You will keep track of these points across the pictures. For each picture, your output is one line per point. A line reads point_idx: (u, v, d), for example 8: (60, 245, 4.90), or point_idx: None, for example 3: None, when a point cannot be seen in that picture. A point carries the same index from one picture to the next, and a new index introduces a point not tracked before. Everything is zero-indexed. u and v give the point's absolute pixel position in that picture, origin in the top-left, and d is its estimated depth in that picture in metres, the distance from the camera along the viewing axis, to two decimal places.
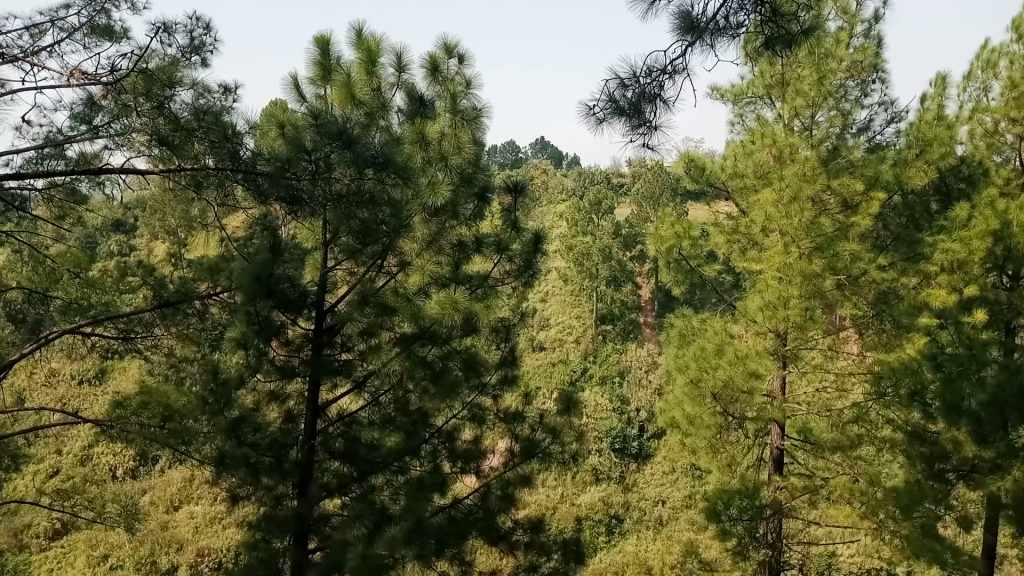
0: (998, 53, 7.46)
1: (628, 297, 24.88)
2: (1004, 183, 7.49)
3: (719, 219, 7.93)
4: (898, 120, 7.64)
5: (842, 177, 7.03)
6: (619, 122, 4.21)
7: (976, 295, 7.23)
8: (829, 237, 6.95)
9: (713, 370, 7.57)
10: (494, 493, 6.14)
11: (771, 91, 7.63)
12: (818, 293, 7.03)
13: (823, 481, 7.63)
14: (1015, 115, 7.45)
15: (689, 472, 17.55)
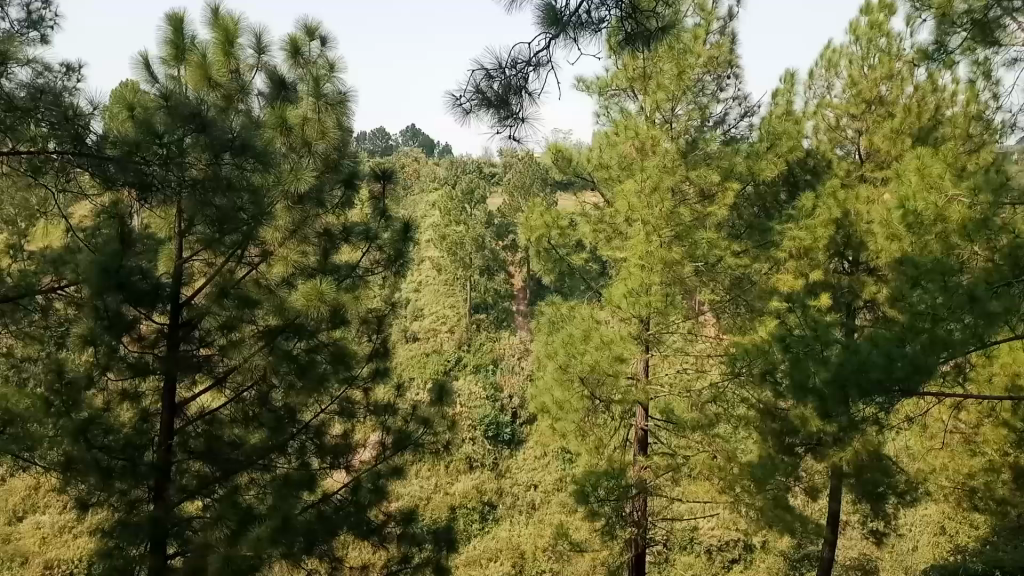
0: (838, 53, 7.93)
1: (500, 286, 24.98)
2: (844, 176, 8.00)
3: (586, 210, 7.89)
4: (752, 114, 7.96)
5: (700, 169, 7.30)
6: (486, 114, 4.15)
7: (821, 279, 7.70)
8: (687, 226, 7.20)
9: (580, 355, 7.53)
10: (364, 486, 5.93)
11: (634, 84, 7.61)
12: (678, 281, 7.28)
13: (685, 460, 7.94)
14: (854, 112, 7.93)
15: (560, 456, 17.90)
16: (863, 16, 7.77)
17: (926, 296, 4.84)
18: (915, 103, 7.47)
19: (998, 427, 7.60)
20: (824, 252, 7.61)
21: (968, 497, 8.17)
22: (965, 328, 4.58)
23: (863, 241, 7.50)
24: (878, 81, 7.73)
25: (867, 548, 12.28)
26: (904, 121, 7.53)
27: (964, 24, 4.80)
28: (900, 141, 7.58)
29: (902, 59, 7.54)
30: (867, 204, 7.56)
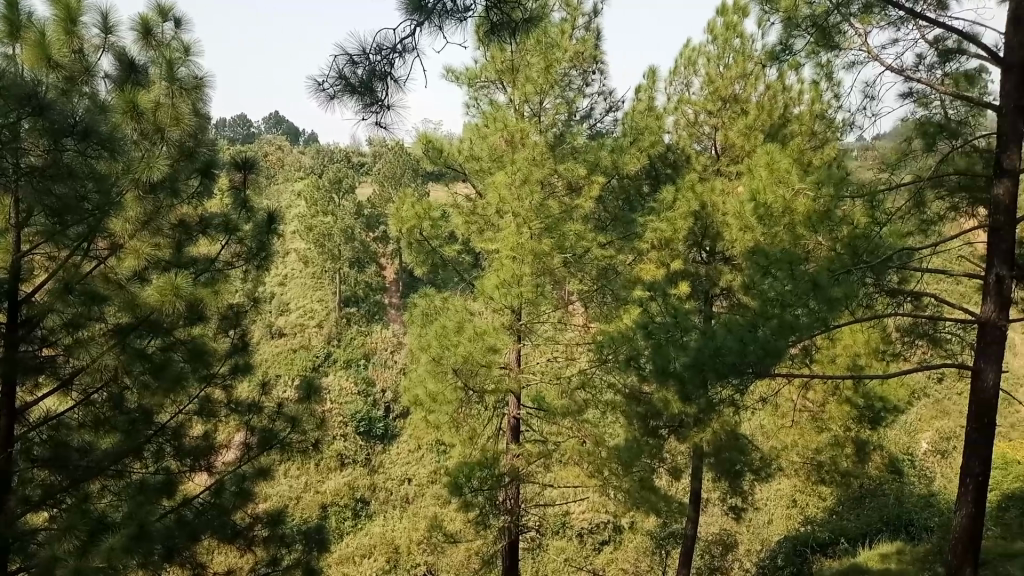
0: (696, 52, 8.25)
1: (371, 279, 24.55)
2: (702, 170, 8.29)
3: (458, 201, 7.89)
4: (616, 109, 8.16)
5: (567, 162, 7.39)
6: (350, 100, 4.00)
7: (681, 270, 8.01)
8: (555, 219, 7.29)
9: (454, 346, 7.39)
10: (228, 489, 5.70)
11: (502, 77, 7.59)
12: (547, 271, 7.41)
13: (555, 446, 8.10)
14: (712, 109, 8.21)
15: (433, 449, 17.85)
16: (719, 17, 8.09)
17: (778, 283, 5.06)
18: (767, 101, 7.89)
19: (842, 404, 8.27)
20: (683, 242, 7.91)
21: (815, 471, 8.88)
22: (809, 313, 4.84)
23: (720, 232, 7.86)
24: (733, 80, 8.09)
25: (727, 523, 12.92)
26: (757, 118, 7.92)
27: (807, 28, 5.05)
28: (753, 137, 7.98)
29: (754, 59, 7.93)
30: (722, 194, 7.80)
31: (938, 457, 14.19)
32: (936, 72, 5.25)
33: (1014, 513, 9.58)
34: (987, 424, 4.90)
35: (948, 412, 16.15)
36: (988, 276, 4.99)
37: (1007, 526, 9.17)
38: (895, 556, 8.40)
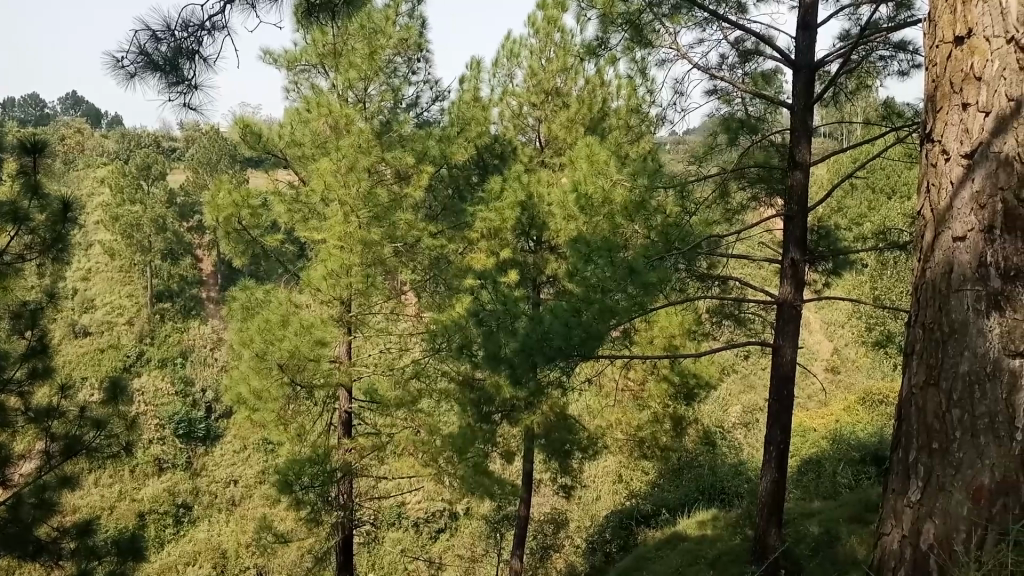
0: (518, 44, 8.40)
1: (187, 271, 23.14)
2: (527, 162, 8.48)
3: (279, 189, 7.59)
4: (442, 98, 8.14)
5: (394, 151, 7.35)
6: (153, 78, 3.74)
7: (510, 258, 8.15)
8: (384, 207, 7.18)
9: (278, 341, 7.09)
10: (26, 502, 5.20)
11: (324, 61, 7.32)
12: (377, 261, 7.29)
13: (389, 438, 8.00)
14: (535, 101, 8.36)
15: (261, 448, 17.18)
16: (539, 11, 8.25)
17: (597, 270, 5.18)
18: (587, 95, 8.18)
19: (660, 382, 8.80)
20: (512, 232, 8.08)
21: (638, 447, 9.26)
22: (628, 297, 5.02)
23: (545, 221, 8.05)
24: (554, 73, 8.27)
25: (558, 503, 13.34)
26: (577, 112, 8.20)
27: (622, 25, 5.23)
28: (574, 130, 8.26)
29: (574, 54, 8.17)
30: (546, 185, 8.09)
31: (744, 428, 15.37)
32: (737, 71, 5.64)
33: (811, 476, 10.57)
34: (788, 394, 5.36)
35: (752, 386, 17.84)
36: (785, 260, 5.43)
37: (805, 487, 10.10)
38: (711, 522, 9.04)
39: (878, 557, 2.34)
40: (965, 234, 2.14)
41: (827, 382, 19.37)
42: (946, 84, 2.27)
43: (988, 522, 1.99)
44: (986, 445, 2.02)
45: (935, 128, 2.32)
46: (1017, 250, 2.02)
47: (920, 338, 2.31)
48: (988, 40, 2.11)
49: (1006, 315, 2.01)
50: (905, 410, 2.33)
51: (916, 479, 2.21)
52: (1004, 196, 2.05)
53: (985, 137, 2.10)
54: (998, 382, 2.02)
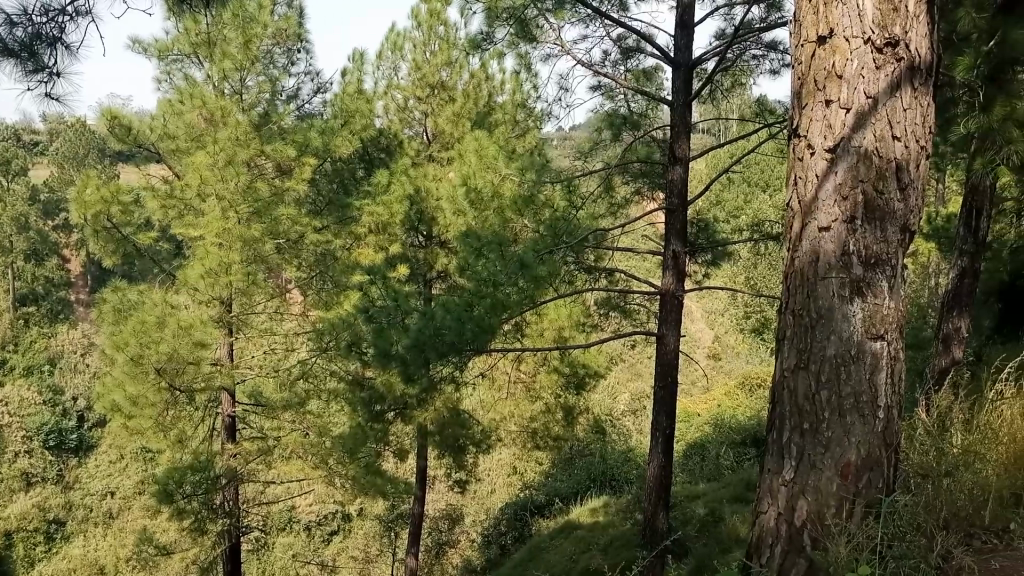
0: (402, 37, 8.28)
1: (53, 273, 21.71)
2: (414, 155, 8.36)
3: (152, 184, 7.19)
4: (324, 91, 7.95)
5: (275, 143, 7.12)
6: (7, 65, 3.46)
7: (398, 254, 8.05)
8: (266, 202, 7.03)
9: (155, 344, 6.75)
10: None
11: (197, 50, 6.96)
12: (257, 258, 7.13)
13: (276, 441, 7.77)
14: (420, 94, 8.27)
15: (140, 456, 16.41)
16: (422, 4, 8.18)
17: (488, 263, 5.11)
18: (472, 89, 8.25)
19: (550, 373, 8.95)
20: (400, 227, 8.03)
21: (531, 438, 9.46)
22: (518, 291, 4.97)
23: (434, 216, 8.09)
24: (438, 67, 8.24)
25: (452, 498, 13.31)
26: (464, 105, 8.21)
27: (507, 20, 5.22)
28: (460, 124, 8.24)
29: (458, 48, 8.16)
30: (434, 180, 8.10)
31: (632, 415, 15.83)
32: (619, 67, 5.75)
33: (696, 459, 10.98)
34: (673, 381, 5.52)
35: (639, 374, 18.47)
36: (667, 252, 5.58)
37: (691, 471, 10.48)
38: (603, 510, 9.24)
39: (754, 539, 2.29)
40: (830, 224, 2.11)
41: (709, 369, 20.14)
42: (809, 79, 2.19)
43: (856, 496, 2.07)
44: (852, 424, 2.08)
45: (798, 121, 2.25)
46: (877, 239, 2.07)
47: (788, 323, 2.25)
48: (848, 40, 2.07)
49: (869, 300, 2.07)
50: (776, 394, 2.29)
51: (789, 459, 2.19)
52: (867, 188, 2.06)
53: (847, 132, 2.08)
54: (862, 365, 2.07)
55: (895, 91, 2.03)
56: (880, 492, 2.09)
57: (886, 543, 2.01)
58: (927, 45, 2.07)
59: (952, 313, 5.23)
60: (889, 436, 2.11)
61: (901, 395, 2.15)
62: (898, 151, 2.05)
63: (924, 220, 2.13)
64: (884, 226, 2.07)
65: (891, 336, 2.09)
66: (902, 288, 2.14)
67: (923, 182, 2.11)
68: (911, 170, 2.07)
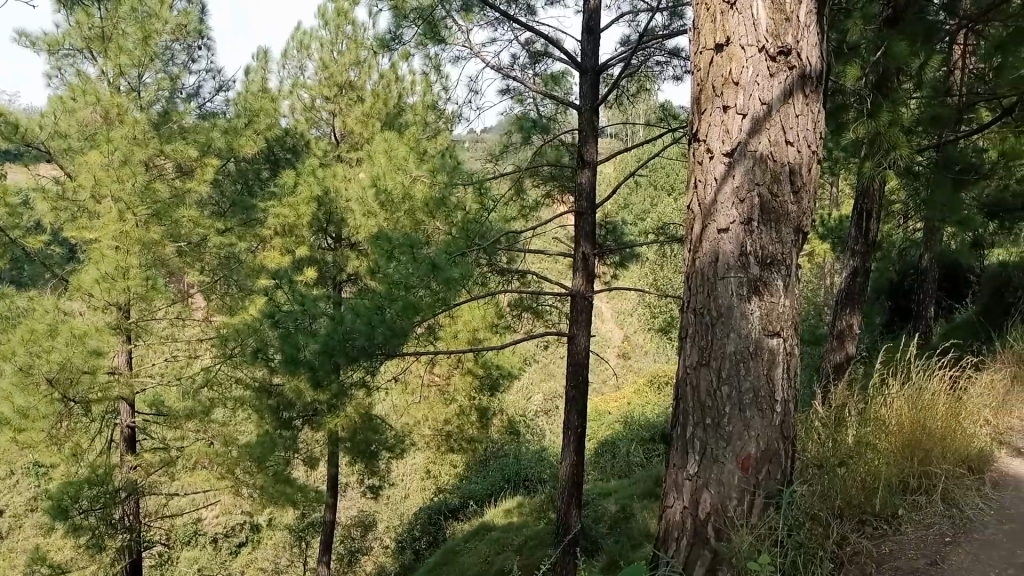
0: (309, 36, 8.13)
1: None
2: (322, 155, 8.19)
3: (42, 185, 6.85)
4: (226, 89, 7.72)
5: (174, 143, 6.85)
6: None
7: (307, 256, 7.90)
8: (165, 204, 6.78)
9: (46, 353, 6.36)
10: None
11: (91, 45, 6.64)
12: (157, 261, 6.85)
13: (179, 451, 7.46)
14: (328, 94, 8.15)
15: (30, 472, 15.57)
16: (329, 3, 8.05)
17: (399, 266, 5.05)
18: (381, 89, 8.16)
19: (465, 376, 9.01)
20: (308, 229, 7.89)
21: (446, 441, 9.43)
22: (431, 293, 4.92)
23: (344, 218, 7.94)
24: (347, 66, 8.14)
25: (365, 505, 13.15)
26: (373, 106, 8.12)
27: (415, 21, 5.16)
28: (370, 125, 8.15)
29: (367, 48, 8.08)
30: (344, 181, 7.93)
31: (545, 416, 16.03)
32: (528, 71, 5.80)
33: (607, 457, 11.16)
34: (583, 381, 5.60)
35: (552, 375, 18.80)
36: (577, 254, 5.66)
37: (603, 468, 10.65)
38: (517, 510, 9.29)
39: (661, 533, 2.33)
40: (729, 226, 2.18)
41: (620, 368, 20.53)
42: (707, 85, 2.25)
43: (756, 488, 2.15)
44: (752, 418, 2.15)
45: (697, 125, 2.30)
46: (771, 240, 2.15)
47: (689, 321, 2.30)
48: (743, 48, 2.14)
49: (765, 299, 2.15)
50: (679, 390, 2.34)
51: (693, 453, 2.24)
52: (763, 192, 2.13)
53: (744, 137, 2.15)
54: (760, 361, 2.15)
55: (787, 98, 2.11)
56: (778, 482, 2.17)
57: (785, 532, 2.10)
58: (816, 55, 2.17)
59: (845, 310, 5.48)
60: (785, 429, 2.20)
61: (796, 389, 2.25)
62: (790, 156, 2.14)
63: (815, 222, 2.23)
64: (778, 227, 2.15)
65: (786, 333, 2.18)
66: (795, 286, 2.24)
67: (813, 186, 2.21)
68: (803, 175, 2.16)
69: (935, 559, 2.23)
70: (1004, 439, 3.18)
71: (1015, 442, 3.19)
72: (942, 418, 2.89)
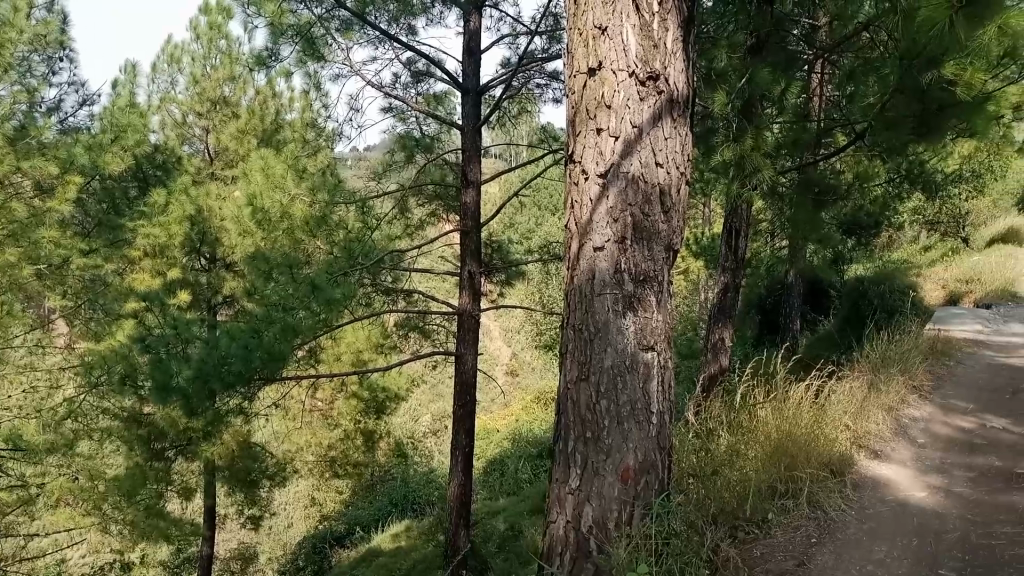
0: (180, 50, 7.85)
1: None
2: (196, 173, 7.90)
3: None
4: (90, 103, 7.33)
5: (32, 159, 6.42)
6: None
7: (179, 278, 7.57)
8: (22, 224, 6.37)
9: None
10: None
11: None
12: (13, 285, 6.39)
13: (39, 489, 6.93)
14: (200, 110, 7.88)
15: None
16: (201, 16, 7.79)
17: (278, 288, 4.90)
18: (256, 107, 7.93)
19: (349, 400, 9.06)
20: (180, 250, 7.57)
21: (330, 467, 9.43)
22: (311, 315, 4.78)
23: (219, 239, 7.72)
24: (220, 82, 7.93)
25: (245, 536, 12.63)
26: (249, 122, 7.93)
27: (293, 37, 4.99)
28: (245, 141, 7.88)
29: (241, 64, 7.89)
30: (218, 200, 7.71)
31: (434, 438, 15.93)
32: (410, 90, 5.78)
33: (496, 475, 11.21)
34: (470, 400, 5.60)
35: (441, 396, 18.74)
36: (463, 273, 5.65)
37: (491, 488, 10.68)
38: (404, 534, 9.17)
39: (545, 547, 2.35)
40: (604, 244, 2.22)
41: (508, 386, 20.72)
42: (581, 108, 2.28)
43: (636, 498, 2.20)
44: (630, 429, 2.20)
45: (572, 146, 2.34)
46: (644, 258, 2.21)
47: (570, 337, 2.33)
48: (614, 73, 2.18)
49: (640, 315, 2.21)
50: (560, 405, 2.37)
51: (574, 467, 2.27)
52: (636, 212, 2.19)
53: (616, 159, 2.20)
54: (636, 375, 2.21)
55: (657, 122, 2.17)
56: (655, 492, 2.23)
57: (663, 541, 2.16)
58: (682, 81, 2.25)
59: (718, 324, 5.70)
60: (661, 439, 2.26)
61: (671, 400, 2.31)
62: (660, 177, 2.21)
63: (684, 240, 2.31)
64: (650, 245, 2.22)
65: (660, 346, 2.25)
66: (668, 302, 2.31)
67: (682, 205, 2.29)
68: (672, 195, 2.24)
69: (803, 561, 2.34)
70: (863, 442, 3.37)
71: (873, 445, 3.39)
72: (806, 424, 3.04)
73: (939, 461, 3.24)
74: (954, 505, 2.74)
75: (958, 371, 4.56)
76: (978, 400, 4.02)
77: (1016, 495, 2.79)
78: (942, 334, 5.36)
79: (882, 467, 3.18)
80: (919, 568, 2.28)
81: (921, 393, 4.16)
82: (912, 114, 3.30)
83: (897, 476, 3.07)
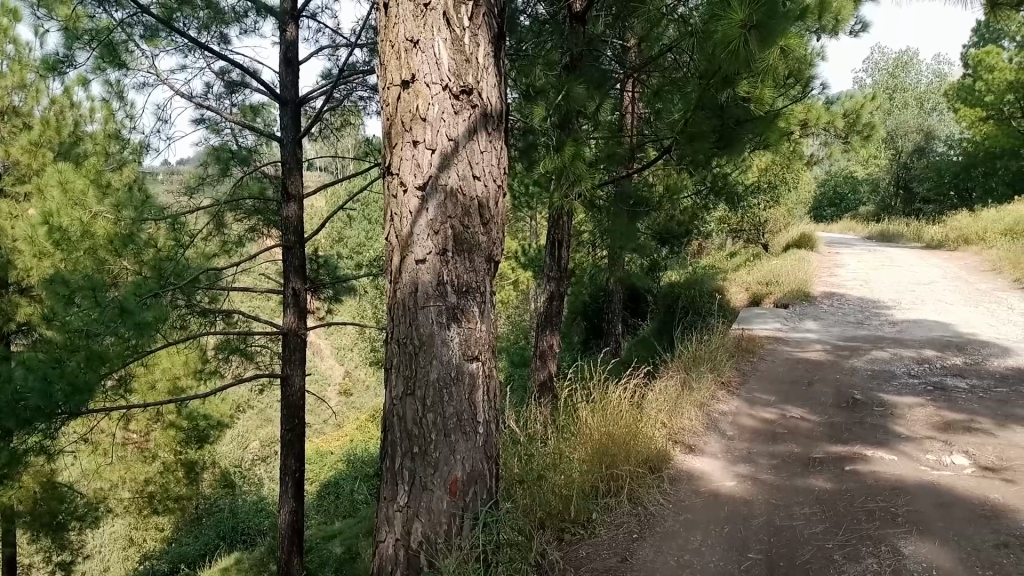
0: None
1: None
2: None
3: None
4: None
5: None
6: None
7: None
8: None
9: None
10: None
11: None
12: None
13: None
14: None
15: None
16: None
17: (78, 313, 4.40)
18: (53, 118, 7.43)
19: (166, 430, 8.55)
20: None
21: (147, 503, 8.98)
22: (118, 342, 4.38)
23: (11, 261, 6.99)
24: (9, 90, 7.23)
25: None
26: (43, 134, 7.36)
27: (90, 43, 4.64)
28: (40, 154, 7.35)
29: (34, 71, 7.25)
30: (9, 219, 7.02)
31: (262, 465, 15.28)
32: (224, 101, 5.54)
33: (330, 499, 10.91)
34: (299, 423, 5.40)
35: (269, 420, 18.04)
36: (287, 289, 5.46)
37: (325, 512, 10.39)
38: (233, 567, 8.68)
39: (375, 567, 2.30)
40: (425, 257, 2.20)
41: (341, 407, 20.26)
42: (396, 121, 2.25)
43: (463, 510, 2.21)
44: (457, 441, 2.21)
45: (389, 158, 2.30)
46: (465, 269, 2.23)
47: (393, 352, 2.29)
48: (428, 85, 2.17)
49: (463, 326, 2.21)
50: (385, 421, 2.32)
51: (402, 484, 2.23)
52: (454, 225, 2.20)
53: (434, 172, 2.19)
54: (461, 386, 2.21)
55: (471, 135, 2.19)
56: (483, 502, 2.26)
57: (491, 551, 2.18)
58: (494, 95, 2.29)
59: (545, 332, 5.82)
60: (487, 449, 2.29)
61: (495, 409, 2.35)
62: (478, 190, 2.23)
63: (504, 251, 2.36)
64: (471, 257, 2.24)
65: (483, 357, 2.28)
66: (490, 313, 2.34)
67: (499, 218, 2.33)
68: (490, 208, 2.28)
69: (626, 557, 2.44)
70: (677, 438, 3.57)
71: (687, 440, 3.59)
72: (626, 423, 3.16)
73: (746, 451, 3.48)
74: (759, 492, 2.95)
75: (760, 367, 4.93)
76: (779, 392, 4.36)
77: (811, 478, 3.04)
78: (746, 334, 5.78)
79: (695, 460, 3.37)
80: (730, 553, 2.43)
81: (730, 389, 4.45)
82: (712, 128, 3.53)
83: (709, 468, 3.26)
